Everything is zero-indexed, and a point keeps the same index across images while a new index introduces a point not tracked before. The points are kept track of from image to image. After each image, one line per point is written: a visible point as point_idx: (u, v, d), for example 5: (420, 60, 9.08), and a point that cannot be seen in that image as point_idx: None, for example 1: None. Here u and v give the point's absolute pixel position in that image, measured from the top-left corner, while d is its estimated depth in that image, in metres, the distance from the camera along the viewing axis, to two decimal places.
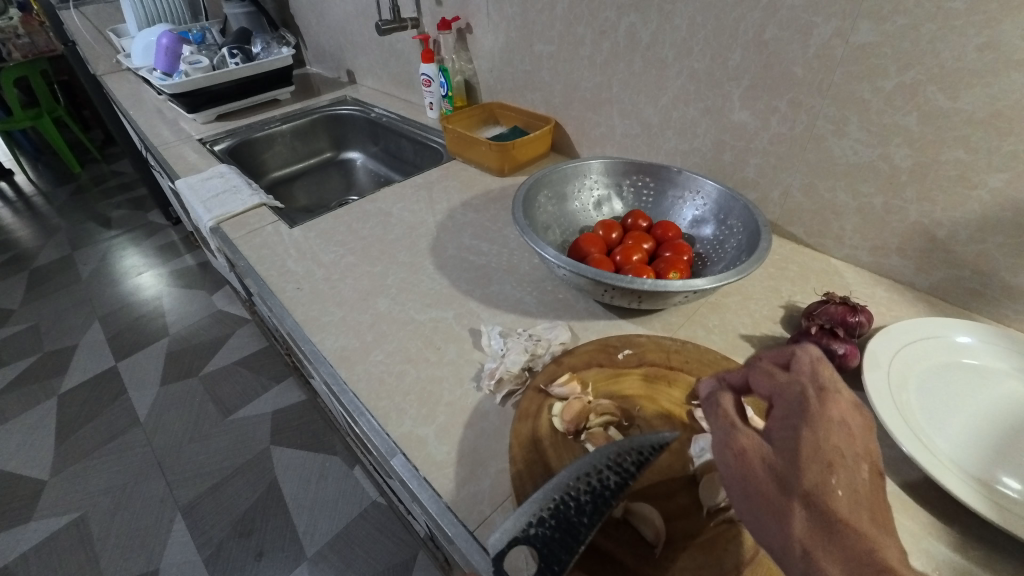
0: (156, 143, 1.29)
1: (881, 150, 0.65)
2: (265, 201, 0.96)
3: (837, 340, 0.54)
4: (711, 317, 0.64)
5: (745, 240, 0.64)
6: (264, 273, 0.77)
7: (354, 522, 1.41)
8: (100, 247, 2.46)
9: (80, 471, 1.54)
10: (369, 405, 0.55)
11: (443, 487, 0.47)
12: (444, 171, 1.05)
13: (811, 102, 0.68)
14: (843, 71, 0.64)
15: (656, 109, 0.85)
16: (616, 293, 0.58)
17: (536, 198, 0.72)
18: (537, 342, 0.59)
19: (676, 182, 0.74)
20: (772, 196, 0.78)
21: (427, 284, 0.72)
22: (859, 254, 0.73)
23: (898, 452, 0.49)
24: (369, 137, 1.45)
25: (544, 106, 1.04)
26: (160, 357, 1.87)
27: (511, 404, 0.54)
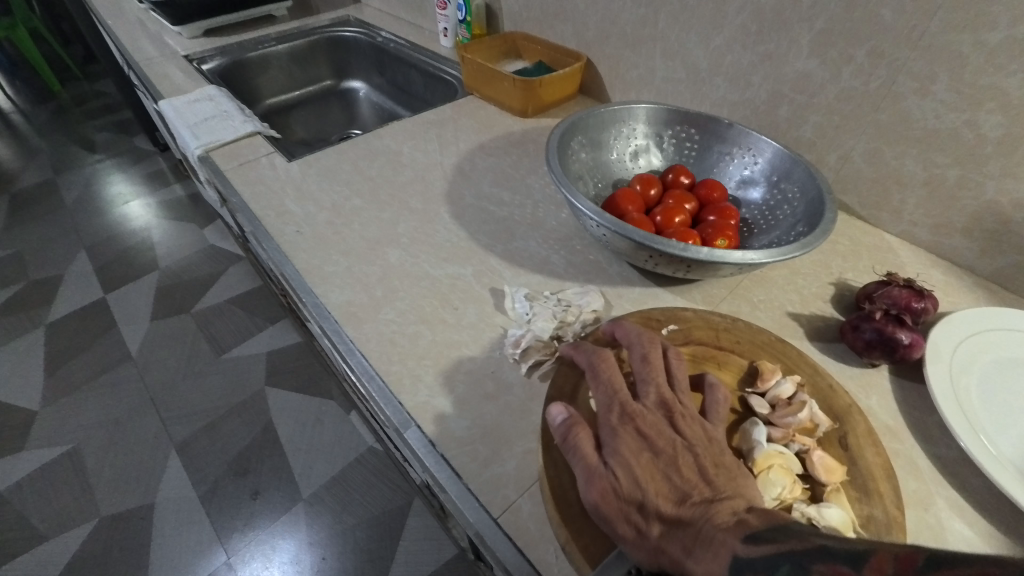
0: (138, 58, 1.16)
1: (969, 115, 0.57)
2: (261, 130, 0.86)
3: (903, 329, 0.48)
4: (755, 291, 0.58)
5: (802, 208, 0.58)
6: (259, 213, 0.69)
7: (350, 466, 1.41)
8: (84, 172, 2.32)
9: (72, 404, 1.52)
10: (380, 369, 0.49)
11: (464, 467, 0.43)
12: (459, 108, 0.95)
13: (894, 54, 0.59)
14: (942, 18, 0.54)
15: (707, 51, 0.75)
16: (660, 260, 0.52)
17: (569, 145, 0.64)
18: (566, 308, 0.53)
19: (725, 136, 0.66)
20: (828, 160, 0.70)
21: (443, 236, 0.65)
22: (917, 230, 0.67)
23: (956, 453, 0.45)
24: (374, 66, 1.32)
25: (574, 40, 0.93)
26: (150, 292, 1.80)
27: (538, 376, 0.49)
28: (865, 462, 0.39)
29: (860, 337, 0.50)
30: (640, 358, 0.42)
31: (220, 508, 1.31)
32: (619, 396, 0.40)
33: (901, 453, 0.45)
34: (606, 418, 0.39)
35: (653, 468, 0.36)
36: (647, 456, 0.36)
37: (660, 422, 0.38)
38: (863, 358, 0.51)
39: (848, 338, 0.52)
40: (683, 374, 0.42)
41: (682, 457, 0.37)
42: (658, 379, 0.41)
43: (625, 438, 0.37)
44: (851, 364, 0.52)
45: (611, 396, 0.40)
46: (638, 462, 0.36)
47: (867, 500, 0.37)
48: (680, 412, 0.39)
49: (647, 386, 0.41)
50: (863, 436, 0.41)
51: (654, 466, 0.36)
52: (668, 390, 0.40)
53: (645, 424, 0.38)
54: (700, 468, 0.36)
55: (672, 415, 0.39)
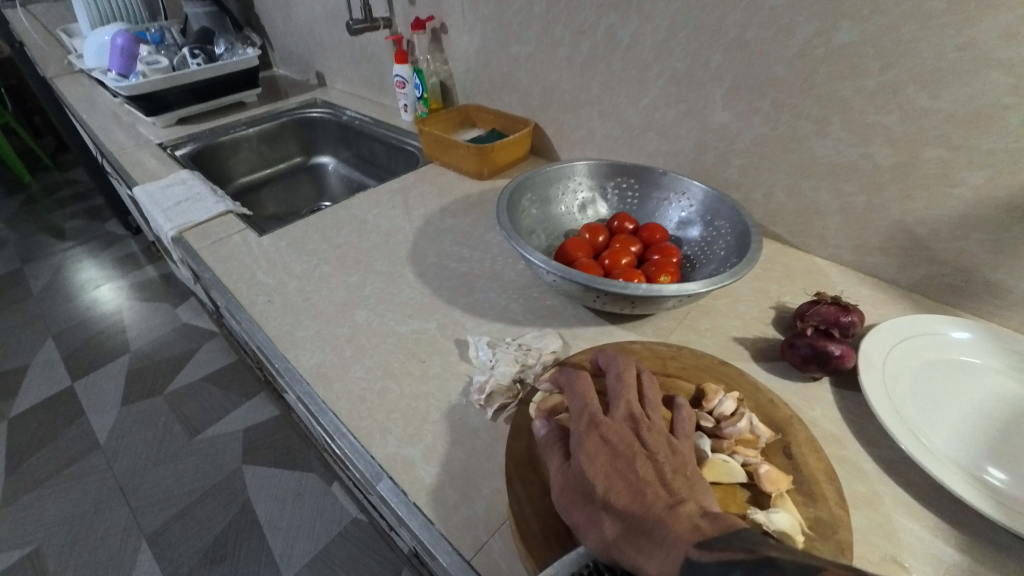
0: (112, 149, 1.22)
1: (863, 149, 0.65)
2: (232, 209, 0.90)
3: (833, 341, 0.53)
4: (701, 321, 0.63)
5: (733, 241, 0.63)
6: (231, 285, 0.72)
7: (333, 542, 1.35)
8: (53, 261, 2.31)
9: (32, 503, 1.43)
10: (350, 425, 0.51)
11: (435, 512, 0.43)
12: (420, 175, 1.01)
13: (792, 103, 0.68)
14: (825, 71, 0.64)
15: (637, 110, 0.84)
16: (607, 299, 0.56)
17: (520, 202, 0.70)
18: (526, 351, 0.56)
19: (660, 184, 0.73)
20: (755, 197, 0.77)
21: (407, 294, 0.68)
22: (842, 253, 0.73)
23: (897, 453, 0.48)
24: (341, 142, 1.40)
25: (521, 109, 1.02)
26: (121, 375, 1.76)
27: (503, 419, 0.51)
28: (808, 468, 0.42)
29: (797, 353, 0.54)
30: (615, 376, 0.45)
31: None
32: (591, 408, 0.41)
33: (845, 458, 0.48)
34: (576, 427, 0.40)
35: (611, 470, 0.37)
36: (607, 459, 0.38)
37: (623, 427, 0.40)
38: (803, 373, 0.55)
39: (787, 354, 0.55)
40: (654, 395, 0.44)
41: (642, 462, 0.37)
42: (630, 395, 0.43)
43: (590, 441, 0.38)
44: (794, 379, 0.56)
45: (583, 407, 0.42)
46: (597, 463, 0.37)
47: (813, 503, 0.39)
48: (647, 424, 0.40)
49: (617, 401, 0.42)
50: (806, 444, 0.43)
51: (613, 468, 0.37)
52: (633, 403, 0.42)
53: (610, 431, 0.39)
54: (661, 473, 0.37)
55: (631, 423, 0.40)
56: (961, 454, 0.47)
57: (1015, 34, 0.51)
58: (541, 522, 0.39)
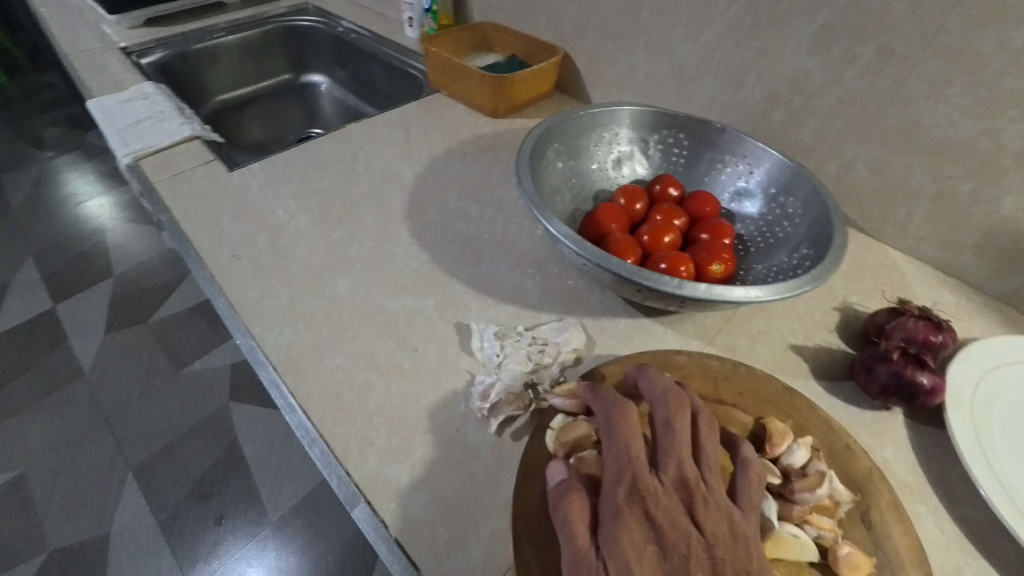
0: (67, 49, 1.04)
1: (988, 121, 0.51)
2: (200, 135, 0.76)
3: (924, 371, 0.43)
4: (753, 321, 0.52)
5: (806, 227, 0.51)
6: (191, 233, 0.60)
7: (321, 488, 1.33)
8: (29, 171, 2.15)
9: (15, 427, 1.40)
10: (322, 430, 0.42)
11: (419, 557, 0.35)
12: (424, 107, 0.86)
13: (906, 52, 0.52)
14: (962, 11, 0.48)
15: (695, 46, 0.68)
16: (648, 294, 0.45)
17: (544, 155, 0.57)
18: (542, 349, 0.46)
19: (718, 143, 0.59)
20: (828, 167, 0.64)
21: (401, 260, 0.57)
22: (923, 246, 0.61)
23: (984, 514, 0.40)
24: (335, 58, 1.21)
25: (550, 33, 0.85)
26: (103, 301, 1.68)
27: (509, 435, 0.41)
28: (891, 545, 0.33)
29: (875, 380, 0.44)
30: (664, 422, 0.35)
31: (180, 537, 1.22)
32: (633, 467, 0.32)
33: (922, 516, 0.40)
34: (610, 493, 0.31)
35: (654, 567, 0.29)
36: (651, 550, 0.29)
37: (672, 504, 0.31)
38: (875, 400, 0.45)
39: (859, 378, 0.45)
40: (712, 447, 0.35)
41: (696, 561, 0.29)
42: (681, 452, 0.33)
43: (628, 523, 0.30)
44: (862, 406, 0.46)
45: (623, 464, 0.32)
46: (639, 558, 0.29)
47: None
48: (702, 499, 0.31)
49: (666, 456, 0.33)
50: (888, 509, 0.35)
51: (656, 565, 0.29)
52: (681, 461, 0.33)
53: (656, 507, 0.31)
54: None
55: (679, 498, 0.32)
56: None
57: None
58: None
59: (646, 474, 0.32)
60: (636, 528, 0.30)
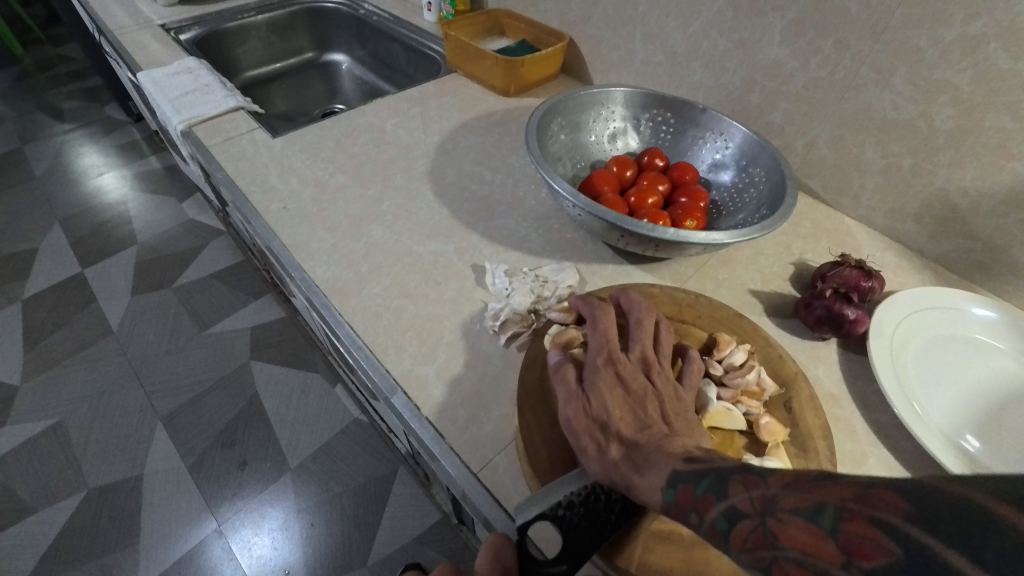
0: (111, 26, 1.13)
1: (924, 107, 0.60)
2: (243, 105, 0.86)
3: (850, 306, 0.53)
4: (721, 270, 0.62)
5: (767, 192, 0.61)
6: (244, 188, 0.70)
7: (336, 438, 1.44)
8: (53, 143, 2.24)
9: (53, 378, 1.51)
10: (366, 340, 0.52)
11: (445, 429, 0.46)
12: (442, 85, 0.95)
13: (859, 46, 0.62)
14: (903, 13, 0.57)
15: (685, 35, 0.77)
16: (631, 240, 0.55)
17: (549, 126, 0.66)
18: (543, 284, 0.56)
19: (699, 121, 0.69)
20: (796, 145, 0.73)
21: (426, 214, 0.67)
22: (873, 215, 0.71)
23: (890, 418, 0.50)
24: (356, 38, 1.30)
25: (557, 19, 0.93)
26: (129, 266, 1.78)
27: (515, 347, 0.52)
28: (805, 423, 0.43)
29: (812, 314, 0.54)
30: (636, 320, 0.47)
31: (207, 478, 1.34)
32: (609, 345, 0.44)
33: (840, 417, 0.50)
34: (592, 360, 0.43)
35: (622, 402, 0.40)
36: (619, 392, 0.41)
37: (636, 369, 0.43)
38: (813, 332, 0.56)
39: (801, 314, 0.56)
40: (669, 343, 0.46)
41: (651, 401, 0.40)
42: (646, 340, 0.45)
43: (603, 376, 0.42)
44: (803, 337, 0.56)
45: (603, 343, 0.44)
46: (610, 395, 0.41)
47: (805, 455, 0.41)
48: (658, 369, 0.43)
49: (634, 342, 0.45)
50: (806, 400, 0.45)
51: (623, 401, 0.40)
52: (647, 347, 0.45)
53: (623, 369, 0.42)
54: (665, 410, 0.40)
55: (642, 368, 0.43)
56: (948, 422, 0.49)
57: None
58: (546, 448, 0.41)
59: (619, 351, 0.44)
60: (608, 380, 0.42)
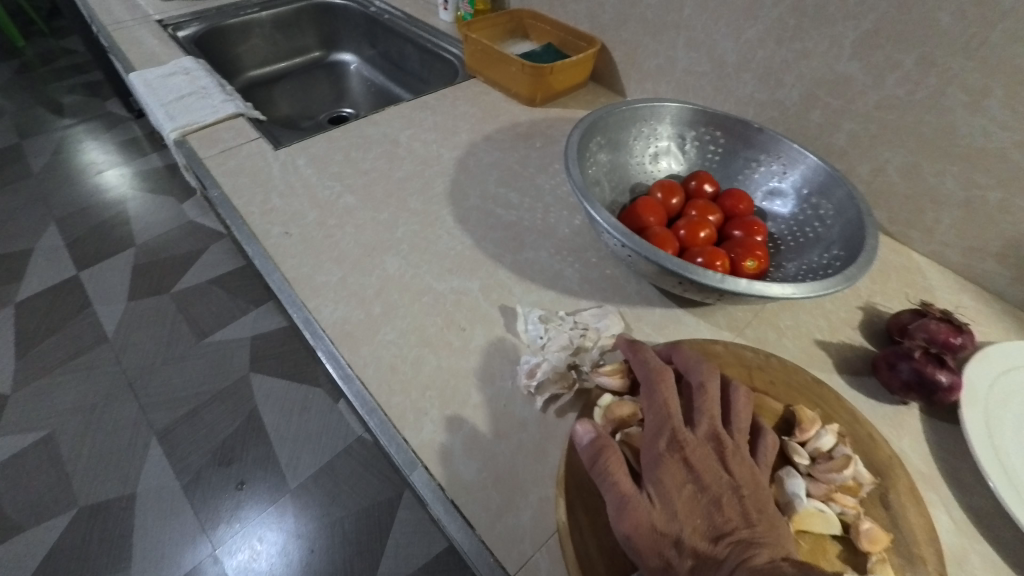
0: (106, 20, 1.05)
1: (1021, 135, 0.52)
2: (244, 112, 0.78)
3: (944, 369, 0.45)
4: (782, 316, 0.55)
5: (838, 228, 0.53)
6: (243, 209, 0.63)
7: (338, 458, 1.38)
8: (51, 138, 2.17)
9: (44, 388, 1.45)
10: (379, 400, 0.45)
11: (473, 517, 0.39)
12: (461, 92, 0.88)
13: (946, 63, 0.54)
14: (1006, 26, 0.49)
15: (736, 45, 0.69)
16: (688, 286, 0.48)
17: (588, 147, 0.59)
18: (583, 333, 0.49)
19: (755, 142, 0.61)
20: (859, 170, 0.65)
21: (446, 243, 0.59)
22: (947, 251, 0.63)
23: (991, 504, 0.43)
24: (367, 38, 1.22)
25: (588, 22, 0.86)
26: (126, 270, 1.71)
27: (555, 412, 0.44)
28: (907, 525, 0.37)
29: (896, 376, 0.47)
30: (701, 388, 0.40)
31: (203, 499, 1.28)
32: (671, 422, 0.38)
33: (934, 504, 0.43)
34: (652, 444, 0.37)
35: (694, 503, 0.35)
36: (689, 488, 0.36)
37: (704, 453, 0.37)
38: (894, 395, 0.48)
39: (881, 375, 0.48)
40: (745, 409, 0.40)
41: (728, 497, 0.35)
42: (714, 410, 0.39)
43: (669, 467, 0.36)
44: (882, 401, 0.49)
45: (662, 419, 0.38)
46: (679, 495, 0.35)
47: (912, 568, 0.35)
48: (732, 449, 0.37)
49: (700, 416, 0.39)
50: (904, 493, 0.38)
51: (695, 501, 0.35)
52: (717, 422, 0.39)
53: (692, 455, 0.37)
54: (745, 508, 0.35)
55: (713, 450, 0.37)
56: None
57: None
58: (604, 558, 0.34)
59: (682, 428, 0.38)
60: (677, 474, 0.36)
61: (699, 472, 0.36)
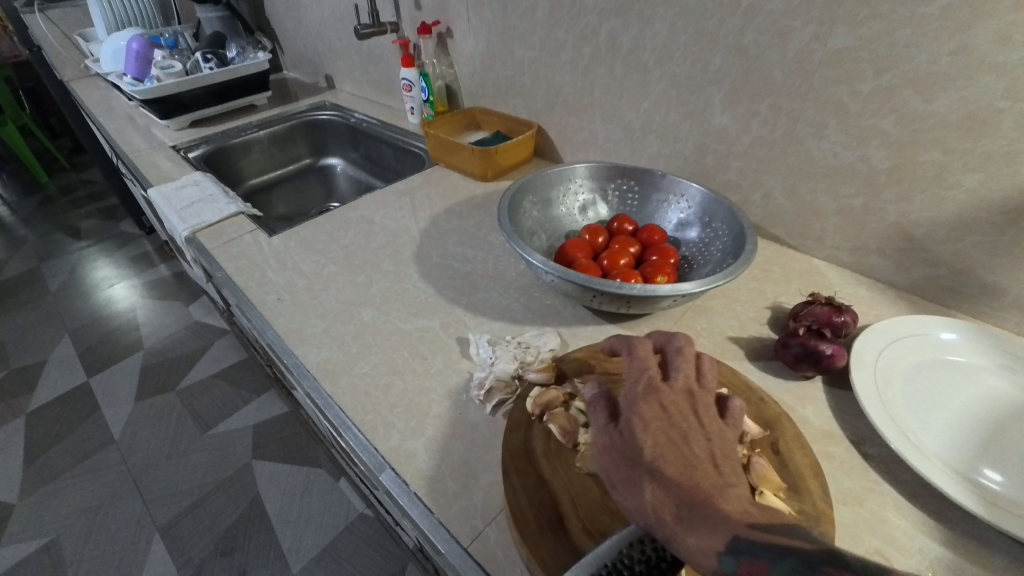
0: (127, 150, 1.25)
1: (860, 151, 0.66)
2: (243, 209, 0.93)
3: (824, 341, 0.54)
4: (698, 320, 0.64)
5: (730, 242, 0.65)
6: (242, 284, 0.74)
7: (340, 536, 1.37)
8: (68, 260, 2.36)
9: (49, 495, 1.47)
10: (354, 419, 0.53)
11: (434, 502, 0.45)
12: (426, 177, 1.03)
13: (790, 106, 0.69)
14: (822, 75, 0.64)
15: (638, 113, 0.85)
16: (605, 299, 0.58)
17: (521, 204, 0.72)
18: (526, 350, 0.58)
19: (660, 186, 0.75)
20: (754, 199, 0.78)
21: (412, 293, 0.70)
22: (839, 254, 0.74)
23: (886, 450, 0.50)
24: (349, 143, 1.43)
25: (526, 111, 1.04)
26: (134, 371, 1.80)
27: (502, 414, 0.52)
28: (794, 462, 0.44)
29: (789, 352, 0.56)
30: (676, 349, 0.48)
31: None
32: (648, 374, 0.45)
33: (835, 455, 0.50)
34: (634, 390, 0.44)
35: (664, 441, 0.40)
36: (661, 422, 0.41)
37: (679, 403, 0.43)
38: (796, 372, 0.56)
39: (780, 354, 0.57)
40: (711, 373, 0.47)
41: (696, 440, 0.40)
42: (688, 371, 0.46)
43: (645, 407, 0.42)
44: (787, 378, 0.57)
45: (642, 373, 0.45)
46: (649, 435, 0.40)
47: (798, 496, 0.41)
48: (700, 403, 0.44)
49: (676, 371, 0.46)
50: (793, 441, 0.46)
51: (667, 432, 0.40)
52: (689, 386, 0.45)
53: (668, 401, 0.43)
54: (709, 453, 0.39)
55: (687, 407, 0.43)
56: (988, 476, 0.46)
57: (1006, 40, 0.52)
58: (534, 509, 0.41)
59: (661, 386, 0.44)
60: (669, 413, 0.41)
61: (668, 413, 0.42)
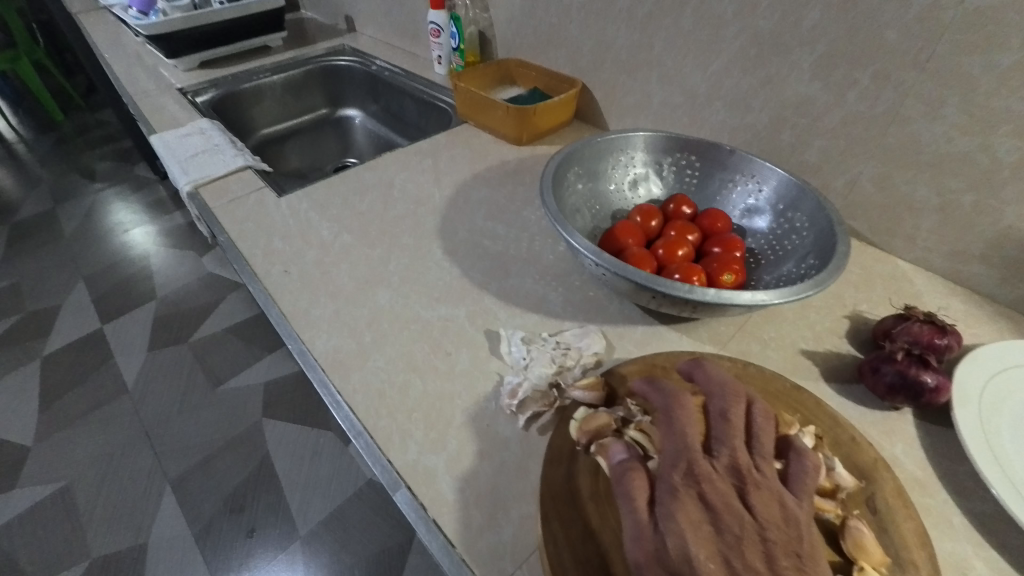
0: (132, 91, 1.16)
1: (983, 138, 0.54)
2: (252, 164, 0.84)
3: (928, 370, 0.45)
4: (765, 328, 0.55)
5: (812, 239, 0.55)
6: (246, 251, 0.67)
7: (348, 502, 1.36)
8: (83, 203, 2.32)
9: (63, 440, 1.48)
10: (367, 423, 0.46)
11: (455, 535, 0.39)
12: (454, 137, 0.93)
13: (901, 76, 0.56)
14: (950, 39, 0.52)
15: (705, 75, 0.73)
16: (663, 300, 0.49)
17: (565, 177, 0.62)
18: (565, 353, 0.50)
19: (727, 164, 0.64)
20: (835, 185, 0.67)
21: (436, 274, 0.62)
22: (931, 257, 0.63)
23: (993, 507, 0.42)
24: (369, 93, 1.31)
25: (569, 66, 0.92)
26: (147, 321, 1.78)
27: (537, 430, 0.45)
28: (898, 527, 0.36)
29: (881, 380, 0.47)
30: (720, 412, 0.39)
31: (214, 549, 1.26)
32: (690, 454, 0.36)
33: (930, 509, 0.42)
34: (666, 474, 0.35)
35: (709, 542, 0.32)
36: (704, 525, 0.33)
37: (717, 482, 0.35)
38: (884, 401, 0.48)
39: (867, 379, 0.48)
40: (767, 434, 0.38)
41: (750, 539, 0.32)
42: (735, 441, 0.37)
43: (683, 500, 0.34)
44: (871, 407, 0.49)
45: (680, 449, 0.36)
46: (694, 532, 0.32)
47: (903, 574, 0.34)
48: (753, 482, 0.35)
49: (720, 445, 0.37)
50: (894, 497, 0.37)
51: (711, 538, 0.32)
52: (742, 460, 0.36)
53: (709, 488, 0.34)
54: (768, 555, 0.31)
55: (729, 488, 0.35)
56: None
57: None
58: (578, 567, 0.34)
59: (701, 459, 0.36)
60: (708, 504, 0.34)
61: (710, 507, 0.34)
